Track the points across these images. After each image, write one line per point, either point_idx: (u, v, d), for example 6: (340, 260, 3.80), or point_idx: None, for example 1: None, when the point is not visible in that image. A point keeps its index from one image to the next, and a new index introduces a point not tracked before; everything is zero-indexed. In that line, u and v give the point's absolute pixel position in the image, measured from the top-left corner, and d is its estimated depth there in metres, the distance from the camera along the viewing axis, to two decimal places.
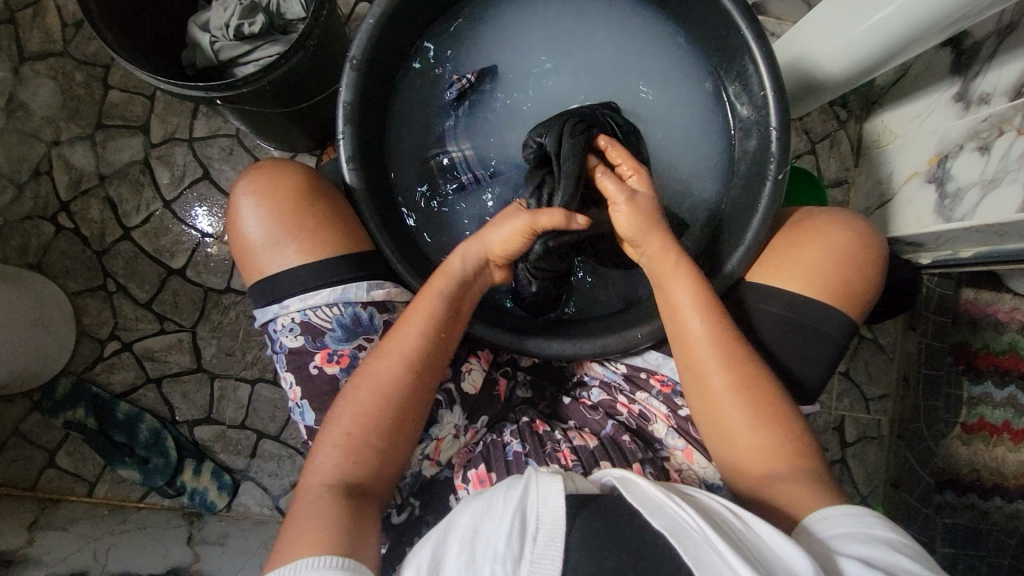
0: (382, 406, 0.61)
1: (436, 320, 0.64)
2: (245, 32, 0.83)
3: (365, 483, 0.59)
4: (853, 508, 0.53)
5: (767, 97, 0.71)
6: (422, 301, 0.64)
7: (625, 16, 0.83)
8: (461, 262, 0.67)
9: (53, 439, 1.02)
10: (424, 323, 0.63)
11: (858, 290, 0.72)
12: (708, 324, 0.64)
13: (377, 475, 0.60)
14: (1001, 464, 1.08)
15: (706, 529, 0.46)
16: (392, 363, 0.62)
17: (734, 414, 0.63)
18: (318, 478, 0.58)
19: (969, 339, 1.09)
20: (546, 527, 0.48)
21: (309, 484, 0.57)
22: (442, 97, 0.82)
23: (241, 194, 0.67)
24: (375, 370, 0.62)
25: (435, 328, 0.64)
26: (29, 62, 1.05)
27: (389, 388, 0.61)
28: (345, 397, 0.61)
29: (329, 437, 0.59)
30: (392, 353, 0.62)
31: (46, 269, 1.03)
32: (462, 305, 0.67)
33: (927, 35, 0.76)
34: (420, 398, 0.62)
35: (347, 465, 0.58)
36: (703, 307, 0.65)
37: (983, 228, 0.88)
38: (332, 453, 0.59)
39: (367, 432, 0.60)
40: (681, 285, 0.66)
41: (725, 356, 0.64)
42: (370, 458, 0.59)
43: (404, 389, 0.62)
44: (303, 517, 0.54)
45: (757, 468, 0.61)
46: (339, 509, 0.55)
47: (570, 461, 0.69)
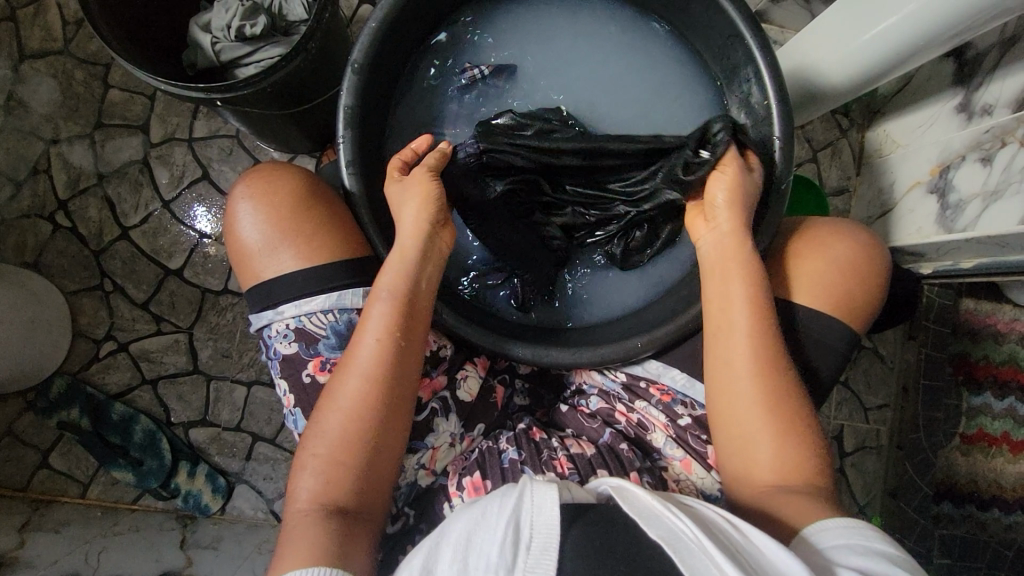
0: (348, 417, 0.60)
1: (387, 320, 0.62)
2: (247, 33, 0.83)
3: (347, 500, 0.58)
4: (849, 521, 0.53)
5: (770, 106, 0.71)
6: (371, 303, 0.63)
7: (628, 21, 0.82)
8: (400, 255, 0.65)
9: (46, 440, 1.01)
10: (375, 324, 0.62)
11: (860, 301, 0.71)
12: (753, 323, 0.64)
13: (359, 487, 0.59)
14: (1000, 476, 1.07)
15: (702, 539, 0.46)
16: (349, 373, 0.61)
17: (753, 425, 0.62)
18: (299, 500, 0.58)
19: (969, 350, 1.09)
20: (541, 536, 0.48)
21: (292, 508, 0.57)
22: (451, 83, 0.81)
23: (238, 198, 0.67)
24: (337, 383, 0.61)
25: (391, 329, 0.62)
26: (29, 60, 1.04)
27: (352, 399, 0.60)
28: (314, 417, 0.61)
29: (305, 459, 0.59)
30: (350, 361, 0.62)
31: (42, 268, 1.03)
32: (415, 298, 0.65)
33: (932, 44, 0.76)
34: (384, 398, 0.61)
35: (324, 484, 0.58)
36: (755, 304, 0.65)
37: (984, 239, 0.87)
38: (309, 474, 0.58)
39: (338, 447, 0.59)
40: (735, 281, 0.66)
41: (759, 355, 0.64)
42: (344, 473, 0.58)
43: (366, 396, 0.60)
44: (287, 541, 0.55)
45: (765, 479, 0.61)
46: (319, 530, 0.54)
47: (566, 470, 0.68)
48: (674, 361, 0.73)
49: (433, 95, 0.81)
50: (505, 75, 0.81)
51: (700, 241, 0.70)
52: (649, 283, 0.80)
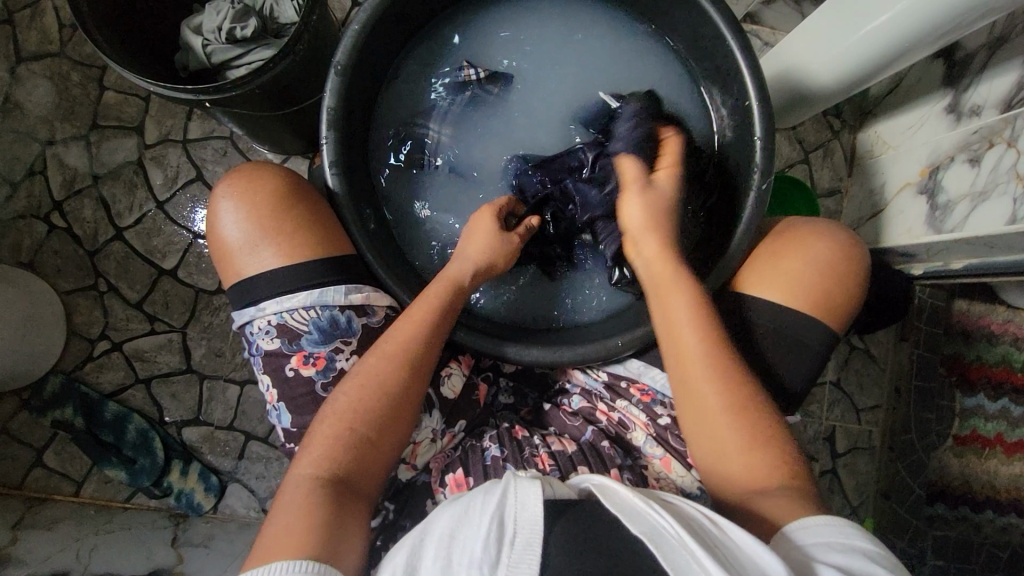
0: (371, 400, 0.61)
1: (432, 320, 0.66)
2: (237, 35, 0.83)
3: (352, 479, 0.58)
4: (830, 519, 0.53)
5: (752, 106, 0.71)
6: (418, 302, 0.67)
7: (614, 23, 0.83)
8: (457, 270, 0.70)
9: (40, 438, 1.02)
10: (416, 321, 0.65)
11: (841, 303, 0.72)
12: (705, 345, 0.64)
13: (367, 473, 0.60)
14: (993, 477, 1.08)
15: (682, 534, 0.46)
16: (387, 363, 0.63)
17: (728, 433, 0.62)
18: (306, 474, 0.57)
19: (962, 351, 1.09)
20: (525, 531, 0.48)
21: (291, 479, 0.57)
22: (446, 78, 0.82)
23: (221, 195, 0.68)
24: (372, 368, 0.63)
25: (431, 332, 0.65)
26: (26, 62, 1.06)
27: (382, 387, 0.62)
28: (335, 393, 0.62)
29: (320, 435, 0.59)
30: (390, 350, 0.64)
31: (37, 268, 1.04)
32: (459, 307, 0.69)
33: (917, 45, 0.76)
34: (413, 394, 0.63)
35: (337, 463, 0.58)
36: (698, 320, 0.65)
37: (973, 240, 0.88)
38: (321, 451, 0.58)
39: (356, 425, 0.60)
40: (678, 301, 0.66)
41: (713, 367, 0.64)
42: (356, 452, 0.59)
43: (399, 387, 0.62)
44: (286, 513, 0.54)
45: (742, 483, 0.61)
46: (318, 504, 0.54)
47: (547, 466, 0.69)
48: (656, 360, 0.74)
49: (419, 92, 0.82)
50: (499, 83, 0.81)
51: (635, 263, 0.71)
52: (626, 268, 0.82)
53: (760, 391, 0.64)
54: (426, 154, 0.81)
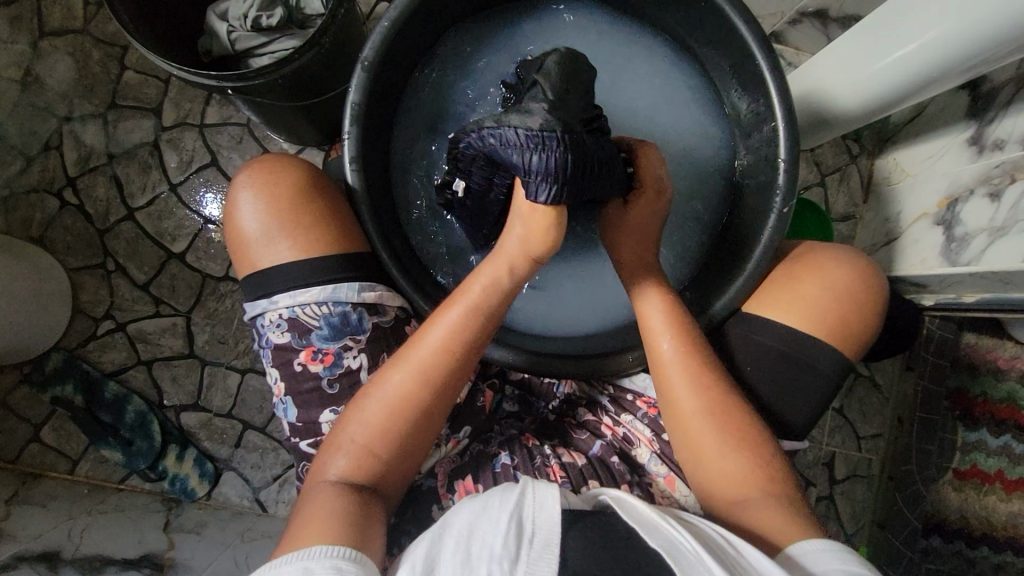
0: (390, 406, 0.60)
1: (460, 325, 0.63)
2: (263, 24, 0.83)
3: (371, 483, 0.59)
4: (829, 544, 0.52)
5: (777, 127, 0.71)
6: (449, 303, 0.64)
7: (642, 34, 0.82)
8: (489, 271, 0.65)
9: (39, 414, 1.02)
10: (445, 325, 0.63)
11: (856, 331, 0.71)
12: (682, 351, 0.66)
13: (383, 478, 0.60)
14: (991, 513, 1.06)
15: (699, 549, 0.46)
16: (406, 370, 0.61)
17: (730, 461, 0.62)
18: (324, 474, 0.58)
19: (967, 384, 1.08)
20: (543, 531, 0.47)
21: (312, 480, 0.59)
22: (504, 70, 0.81)
23: (241, 186, 0.67)
24: (390, 373, 0.62)
25: (455, 338, 0.63)
26: (48, 37, 1.06)
27: (400, 394, 0.61)
28: (362, 395, 0.63)
29: (340, 438, 0.60)
30: (409, 355, 0.62)
31: (47, 243, 1.04)
32: (494, 310, 0.65)
33: (945, 77, 0.75)
34: (432, 402, 0.61)
35: (353, 466, 0.59)
36: (671, 328, 0.67)
37: (987, 274, 0.87)
38: (340, 454, 0.59)
39: (379, 433, 0.60)
40: (654, 309, 0.69)
41: (689, 373, 0.65)
42: (378, 457, 0.59)
43: (418, 394, 0.61)
44: (303, 513, 0.55)
45: (730, 487, 0.61)
46: (332, 505, 0.55)
47: (558, 477, 0.68)
48: None
49: (446, 87, 0.81)
50: None
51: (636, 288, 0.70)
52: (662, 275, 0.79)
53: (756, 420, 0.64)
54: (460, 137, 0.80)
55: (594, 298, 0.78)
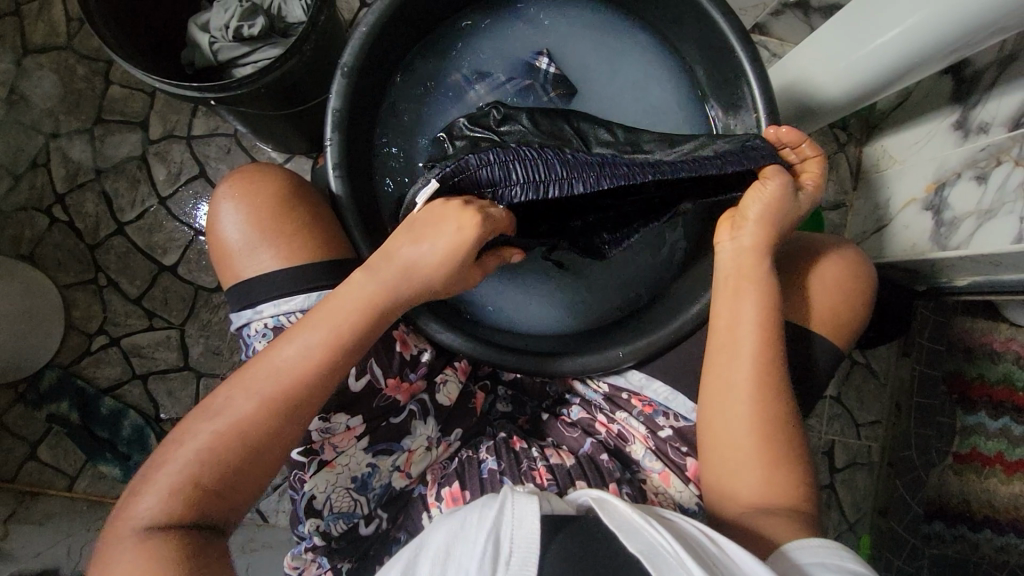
0: (227, 435, 0.55)
1: (317, 353, 0.58)
2: (244, 33, 0.83)
3: (201, 526, 0.54)
4: (822, 541, 0.53)
5: (759, 118, 0.71)
6: (303, 325, 0.60)
7: (622, 30, 0.82)
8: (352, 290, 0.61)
9: (35, 432, 1.01)
10: (298, 350, 0.58)
11: (847, 319, 0.71)
12: (760, 355, 0.63)
13: (216, 516, 0.55)
14: (993, 496, 1.06)
15: (681, 554, 0.46)
16: (247, 397, 0.57)
17: (744, 449, 0.62)
18: (139, 514, 0.53)
19: (963, 368, 1.08)
20: (520, 552, 0.47)
21: (127, 517, 0.53)
22: (525, 55, 0.82)
23: (221, 197, 0.67)
24: (230, 396, 0.57)
25: (311, 365, 0.58)
26: (32, 54, 1.06)
27: (241, 423, 0.56)
28: (198, 415, 0.57)
29: (162, 469, 0.54)
30: (254, 379, 0.58)
31: (38, 261, 1.04)
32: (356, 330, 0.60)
33: (927, 61, 0.76)
34: (276, 431, 0.57)
35: (173, 505, 0.53)
36: (761, 324, 0.63)
37: (977, 257, 0.87)
38: (160, 490, 0.53)
39: (208, 465, 0.54)
40: (746, 299, 0.64)
41: (760, 376, 0.62)
42: (202, 494, 0.54)
43: (259, 422, 0.56)
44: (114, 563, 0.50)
45: (747, 493, 0.60)
46: (151, 557, 0.50)
47: (545, 480, 0.68)
48: (657, 372, 0.72)
49: (434, 81, 0.81)
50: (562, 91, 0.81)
51: (721, 246, 0.67)
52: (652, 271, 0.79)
53: (791, 419, 0.63)
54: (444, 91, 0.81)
55: (595, 293, 0.79)
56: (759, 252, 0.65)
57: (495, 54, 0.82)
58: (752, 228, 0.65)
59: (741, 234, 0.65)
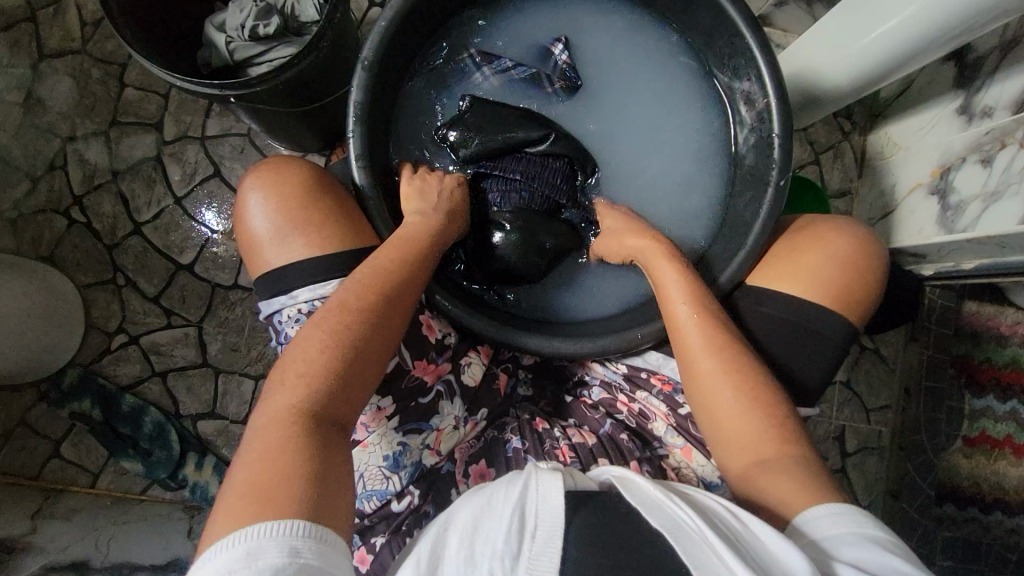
0: (343, 327, 0.58)
1: (408, 259, 0.65)
2: (260, 32, 0.85)
3: (332, 422, 0.55)
4: (844, 509, 0.52)
5: (770, 104, 0.73)
6: (383, 248, 0.65)
7: (632, 23, 0.84)
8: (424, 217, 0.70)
9: (58, 429, 1.03)
10: (379, 264, 0.63)
11: (862, 297, 0.72)
12: (697, 307, 0.66)
13: (348, 410, 0.56)
14: (1003, 478, 1.08)
15: (704, 529, 0.47)
16: (354, 294, 0.60)
17: (726, 402, 0.62)
18: (280, 410, 0.53)
19: (971, 352, 1.09)
20: (546, 523, 0.48)
21: (264, 420, 0.53)
22: (542, 40, 0.84)
23: (249, 188, 0.69)
24: (334, 298, 0.60)
25: (405, 265, 0.64)
26: (48, 59, 1.07)
27: (352, 317, 0.58)
28: (312, 320, 0.59)
29: (290, 370, 0.56)
30: (357, 279, 0.61)
31: (57, 262, 1.05)
32: (433, 250, 0.69)
33: (931, 47, 0.77)
34: (385, 324, 0.60)
35: (311, 396, 0.54)
36: (690, 295, 0.67)
37: (984, 239, 0.88)
38: (293, 385, 0.54)
39: (321, 371, 0.55)
40: (665, 271, 0.70)
41: (705, 323, 0.65)
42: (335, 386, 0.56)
43: (369, 316, 0.59)
44: (267, 456, 0.50)
45: (741, 453, 0.61)
46: (308, 447, 0.51)
47: (569, 458, 0.70)
48: None
49: (451, 68, 0.83)
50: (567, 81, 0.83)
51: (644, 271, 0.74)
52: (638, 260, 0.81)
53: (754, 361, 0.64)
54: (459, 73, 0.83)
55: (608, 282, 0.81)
56: (660, 245, 0.72)
57: (509, 45, 0.84)
58: (631, 236, 0.74)
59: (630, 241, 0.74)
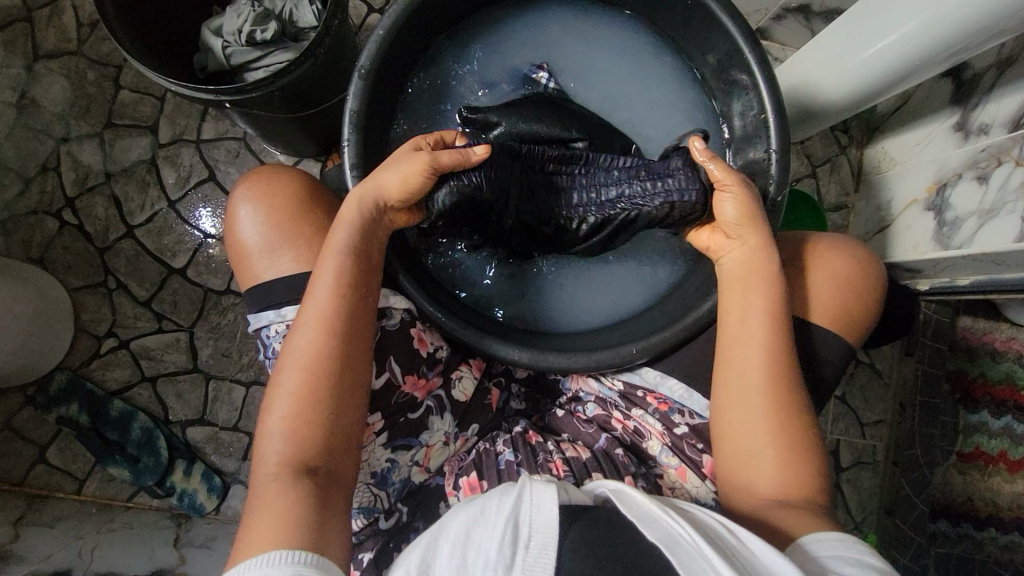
0: (304, 370, 0.58)
1: (348, 270, 0.62)
2: (257, 38, 0.85)
3: (316, 461, 0.56)
4: (842, 536, 0.53)
5: (767, 119, 0.73)
6: (325, 262, 0.62)
7: (631, 36, 0.84)
8: (354, 207, 0.64)
9: (45, 434, 1.01)
10: (327, 286, 0.61)
11: (859, 317, 0.72)
12: (771, 342, 0.64)
13: (331, 446, 0.58)
14: (996, 495, 1.07)
15: (701, 544, 0.46)
16: (306, 332, 0.60)
17: (760, 444, 0.62)
18: (266, 463, 0.56)
19: (965, 367, 1.09)
20: (539, 535, 0.47)
21: (257, 477, 0.56)
22: (524, 68, 0.84)
23: (239, 200, 0.68)
24: (290, 340, 0.60)
25: (348, 280, 0.62)
26: (43, 60, 1.07)
27: (308, 357, 0.59)
28: (277, 372, 0.60)
29: (269, 424, 0.58)
30: (304, 313, 0.61)
31: (48, 264, 1.04)
32: (371, 248, 0.65)
33: (927, 63, 0.77)
34: (343, 351, 0.60)
35: (291, 445, 0.56)
36: (774, 322, 0.64)
37: (980, 256, 0.88)
38: (274, 437, 0.57)
39: (291, 417, 0.57)
40: (755, 296, 0.65)
41: (775, 360, 0.63)
42: (306, 428, 0.57)
43: (324, 350, 0.59)
44: (258, 508, 0.53)
45: (765, 493, 0.61)
46: (292, 489, 0.54)
47: (562, 471, 0.69)
48: (672, 370, 0.73)
49: (447, 82, 0.83)
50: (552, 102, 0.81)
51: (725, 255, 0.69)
52: (642, 244, 0.81)
53: (803, 404, 0.64)
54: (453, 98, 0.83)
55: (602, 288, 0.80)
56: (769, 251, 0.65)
57: (505, 62, 0.84)
58: (755, 230, 0.66)
59: (745, 239, 0.67)
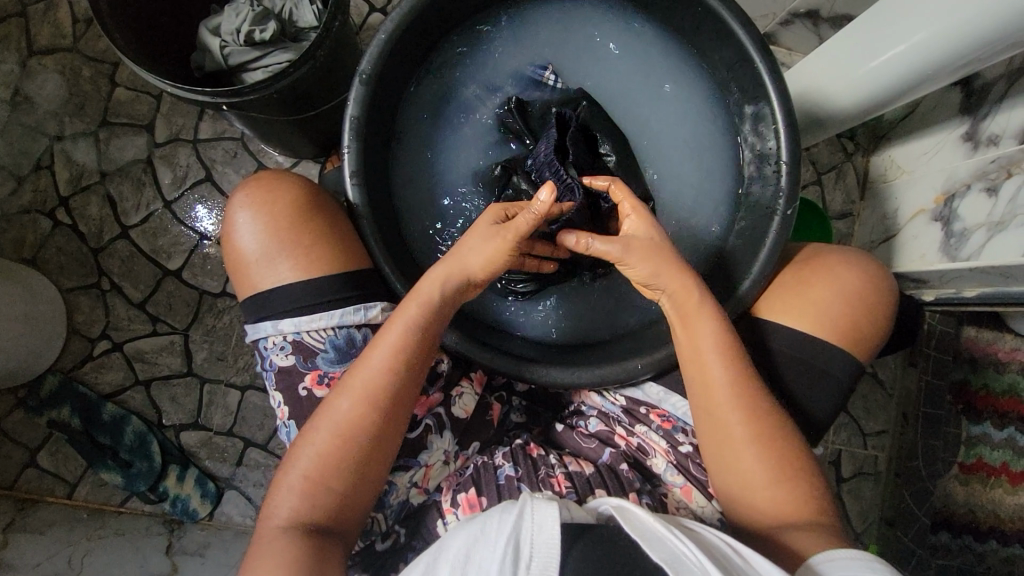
0: (337, 437, 0.59)
1: (406, 351, 0.61)
2: (256, 38, 0.83)
3: (323, 523, 0.57)
4: (858, 555, 0.51)
5: (779, 131, 0.71)
6: (380, 340, 0.62)
7: (641, 39, 0.82)
8: (429, 283, 0.63)
9: (35, 437, 1.00)
10: (382, 366, 0.61)
11: (867, 332, 0.71)
12: (730, 373, 0.62)
13: (342, 511, 0.59)
14: (998, 507, 1.06)
15: (706, 564, 0.45)
16: (349, 401, 0.60)
17: (753, 468, 0.61)
18: (276, 515, 0.57)
19: (969, 378, 1.08)
20: (541, 555, 0.46)
21: (265, 524, 0.57)
22: (528, 69, 0.82)
23: (237, 207, 0.66)
24: (331, 403, 0.60)
25: (402, 362, 0.61)
26: (37, 56, 1.04)
27: (347, 426, 0.59)
28: (310, 427, 0.60)
29: (287, 477, 0.59)
30: (353, 381, 0.60)
31: (41, 265, 1.02)
32: (433, 329, 0.63)
33: (939, 73, 0.76)
34: (381, 428, 0.60)
35: (304, 504, 0.57)
36: (725, 350, 0.63)
37: (987, 269, 0.87)
38: (290, 492, 0.58)
39: (312, 478, 0.58)
40: (706, 327, 0.63)
41: (740, 389, 0.62)
42: (323, 491, 0.58)
43: (364, 425, 0.59)
44: (258, 559, 0.54)
45: (765, 517, 0.60)
46: (295, 548, 0.54)
47: (564, 488, 0.67)
48: (675, 386, 0.71)
49: (450, 87, 0.81)
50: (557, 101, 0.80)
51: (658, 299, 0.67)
52: None
53: (784, 422, 0.63)
54: (461, 103, 0.82)
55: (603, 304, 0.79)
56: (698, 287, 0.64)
57: (512, 68, 0.82)
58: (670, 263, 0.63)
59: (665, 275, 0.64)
